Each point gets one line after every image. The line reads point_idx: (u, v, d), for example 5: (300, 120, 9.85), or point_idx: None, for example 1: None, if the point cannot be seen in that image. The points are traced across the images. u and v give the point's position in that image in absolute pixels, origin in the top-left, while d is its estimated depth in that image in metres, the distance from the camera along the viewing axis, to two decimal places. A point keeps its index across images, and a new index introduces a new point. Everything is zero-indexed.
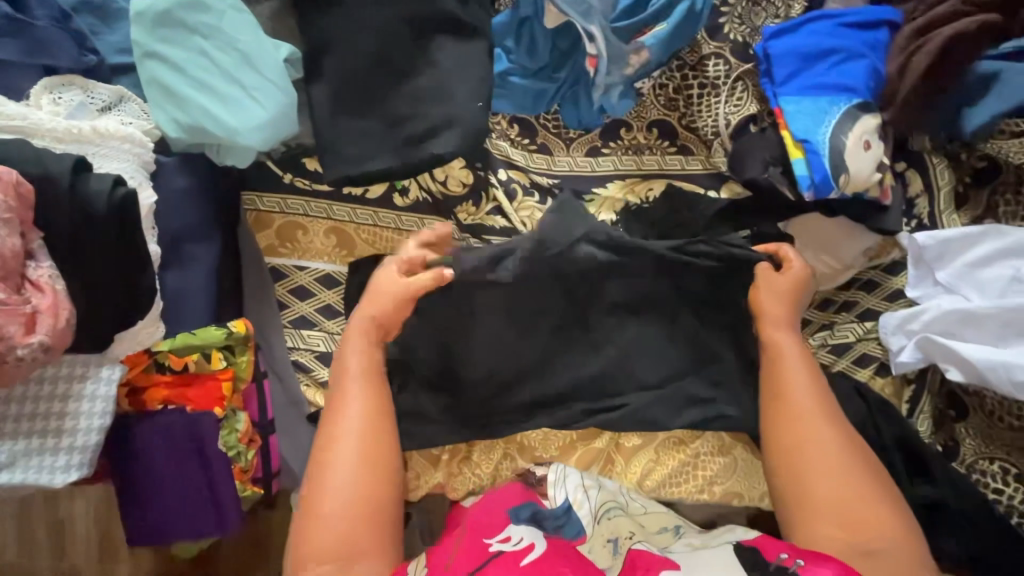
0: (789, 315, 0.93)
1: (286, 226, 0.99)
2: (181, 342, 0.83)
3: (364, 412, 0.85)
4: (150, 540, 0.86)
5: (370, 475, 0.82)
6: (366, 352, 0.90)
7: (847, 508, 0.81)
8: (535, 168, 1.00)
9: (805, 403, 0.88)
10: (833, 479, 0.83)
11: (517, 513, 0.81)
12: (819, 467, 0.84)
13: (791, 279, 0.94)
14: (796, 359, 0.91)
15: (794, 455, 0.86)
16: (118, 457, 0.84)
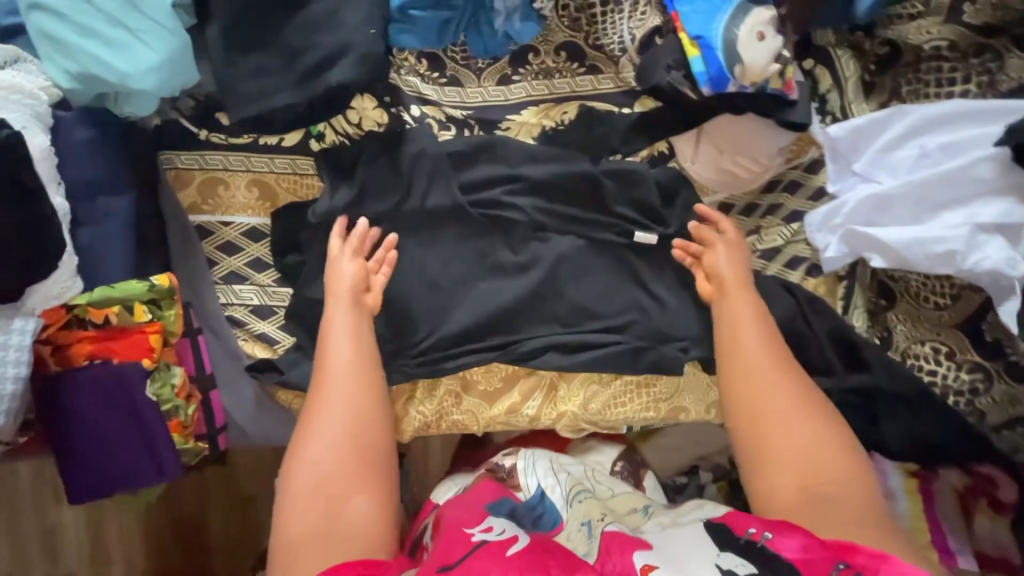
0: (741, 273, 0.96)
1: (206, 182, 1.00)
2: (100, 295, 0.83)
3: (354, 378, 0.89)
4: (90, 493, 0.88)
5: (356, 438, 0.86)
6: (356, 326, 0.93)
7: (805, 453, 0.82)
8: (447, 102, 1.01)
9: (755, 364, 0.89)
10: (784, 425, 0.85)
11: (496, 509, 0.84)
12: (775, 417, 0.85)
13: (734, 251, 0.97)
14: (747, 319, 0.92)
15: (752, 404, 0.87)
16: (48, 414, 0.85)
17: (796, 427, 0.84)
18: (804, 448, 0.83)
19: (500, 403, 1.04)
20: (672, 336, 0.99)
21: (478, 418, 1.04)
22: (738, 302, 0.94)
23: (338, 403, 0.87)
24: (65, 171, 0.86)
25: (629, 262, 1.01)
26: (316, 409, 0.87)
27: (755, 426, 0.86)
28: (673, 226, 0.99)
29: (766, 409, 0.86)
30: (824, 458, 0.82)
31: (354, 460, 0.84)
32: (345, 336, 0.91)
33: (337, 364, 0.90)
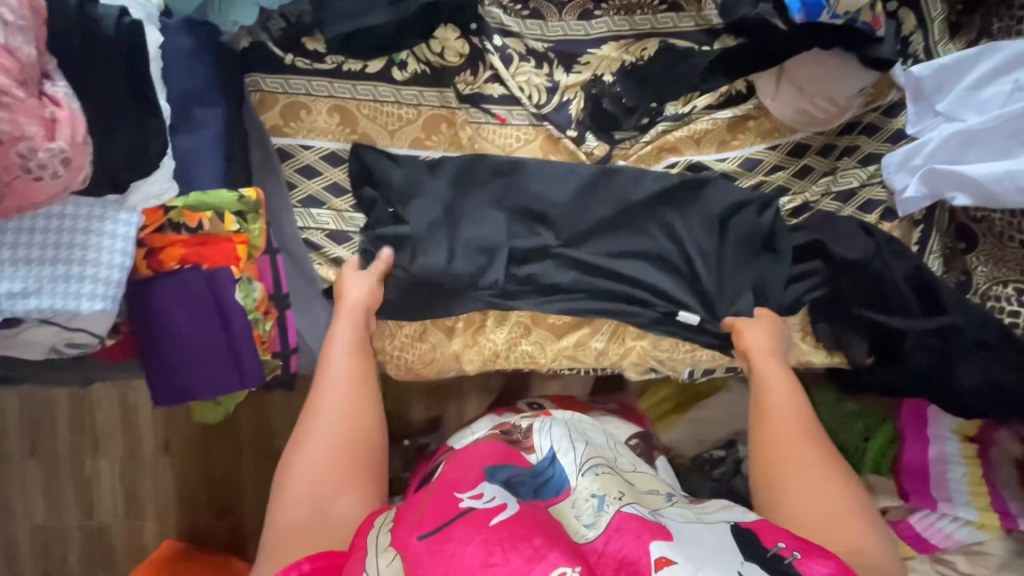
0: (772, 346, 0.95)
1: (290, 106, 1.01)
2: (195, 200, 0.86)
3: (349, 391, 0.90)
4: (172, 400, 0.87)
5: (349, 441, 0.86)
6: (355, 340, 0.95)
7: (826, 508, 0.77)
8: (530, 34, 1.02)
9: (784, 429, 0.86)
10: (816, 478, 0.80)
11: (493, 473, 0.77)
12: (806, 481, 0.80)
13: (767, 327, 0.97)
14: (780, 384, 0.91)
15: (776, 462, 0.83)
16: (136, 317, 0.85)
17: (825, 481, 0.80)
18: (831, 504, 0.77)
19: (569, 336, 1.05)
20: (743, 273, 1.00)
21: (546, 351, 1.05)
22: (762, 363, 0.94)
23: (334, 409, 0.88)
24: (167, 79, 0.89)
25: (706, 199, 1.00)
26: (316, 407, 0.88)
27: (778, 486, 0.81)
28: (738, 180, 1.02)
29: (797, 466, 0.82)
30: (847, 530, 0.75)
31: (348, 462, 0.84)
32: (346, 350, 0.93)
33: (334, 374, 0.91)
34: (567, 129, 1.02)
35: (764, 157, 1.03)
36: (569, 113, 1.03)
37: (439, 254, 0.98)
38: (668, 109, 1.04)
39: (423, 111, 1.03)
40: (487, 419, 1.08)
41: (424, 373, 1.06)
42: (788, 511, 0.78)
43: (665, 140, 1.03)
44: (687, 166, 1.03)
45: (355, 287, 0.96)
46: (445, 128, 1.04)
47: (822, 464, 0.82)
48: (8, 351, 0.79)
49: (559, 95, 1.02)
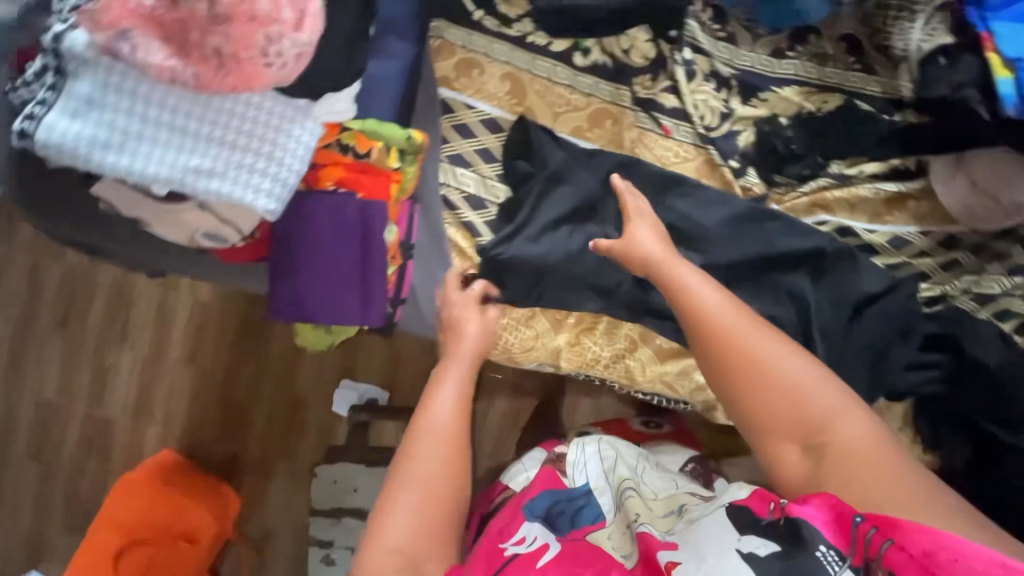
0: (671, 251, 0.89)
1: (465, 61, 1.00)
2: (370, 127, 0.84)
3: (447, 448, 0.83)
4: (289, 315, 0.86)
5: (440, 504, 0.78)
6: (461, 391, 0.89)
7: (800, 408, 0.73)
8: (718, 56, 1.01)
9: (716, 333, 0.79)
10: (785, 382, 0.74)
11: (531, 510, 0.80)
12: (762, 380, 0.75)
13: (656, 232, 0.91)
14: (700, 288, 0.84)
15: (738, 372, 0.76)
16: (282, 225, 0.84)
17: (800, 384, 0.74)
18: (815, 404, 0.72)
19: (672, 362, 1.04)
20: (857, 355, 0.98)
21: (644, 372, 1.04)
22: (663, 266, 0.87)
23: (429, 464, 0.81)
24: None
25: (850, 264, 0.99)
26: (410, 456, 0.82)
27: (742, 394, 0.75)
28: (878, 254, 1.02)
29: (765, 370, 0.75)
30: (825, 416, 0.71)
31: (437, 528, 0.77)
32: (450, 400, 0.88)
33: (435, 426, 0.84)
34: (730, 159, 1.01)
35: (913, 240, 1.01)
36: (736, 143, 1.01)
37: (558, 250, 0.96)
38: (833, 167, 1.02)
39: (592, 103, 1.02)
40: (534, 453, 0.98)
41: (514, 360, 1.05)
42: (751, 420, 0.75)
43: (822, 196, 1.01)
44: (837, 228, 1.01)
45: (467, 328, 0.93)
46: (609, 124, 1.02)
47: (795, 363, 0.75)
48: (153, 223, 0.77)
49: (730, 124, 1.01)
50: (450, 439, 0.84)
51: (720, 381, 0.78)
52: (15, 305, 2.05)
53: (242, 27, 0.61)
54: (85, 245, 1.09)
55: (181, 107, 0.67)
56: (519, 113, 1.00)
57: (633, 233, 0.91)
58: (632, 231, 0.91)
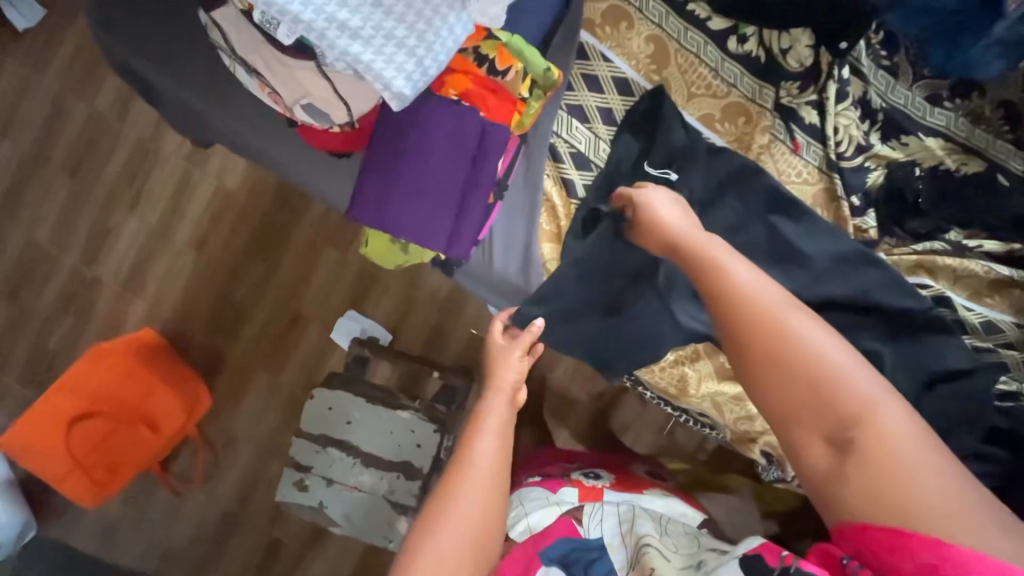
0: (687, 216, 0.81)
1: (616, 10, 0.93)
2: (517, 44, 0.76)
3: (484, 503, 0.75)
4: (370, 221, 0.78)
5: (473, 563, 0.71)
6: (499, 435, 0.81)
7: (835, 397, 0.64)
8: (874, 85, 0.95)
9: (736, 303, 0.71)
10: (817, 366, 0.66)
11: (550, 549, 0.79)
12: (803, 372, 0.66)
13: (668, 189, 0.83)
14: (729, 257, 0.75)
15: (767, 351, 0.68)
16: (397, 123, 0.76)
17: (842, 373, 0.64)
18: (851, 395, 0.63)
19: (730, 385, 0.98)
20: None
21: (698, 386, 0.99)
22: (673, 224, 0.80)
23: (465, 509, 0.74)
24: None
25: (933, 335, 0.95)
26: (444, 508, 0.74)
27: (778, 395, 0.67)
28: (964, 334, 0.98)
29: (805, 356, 0.66)
30: (852, 399, 0.63)
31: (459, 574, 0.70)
32: (486, 453, 0.79)
33: (477, 462, 0.77)
34: (853, 194, 0.95)
35: (1007, 329, 0.97)
36: (864, 180, 0.95)
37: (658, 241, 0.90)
38: (951, 234, 0.97)
39: (732, 93, 0.94)
40: (538, 496, 0.97)
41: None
42: (775, 413, 0.67)
43: (932, 259, 0.96)
44: (936, 295, 0.97)
45: (507, 365, 0.87)
46: (742, 121, 0.95)
47: (830, 343, 0.67)
48: (265, 76, 0.68)
49: (863, 158, 0.95)
50: (490, 479, 0.77)
51: (752, 370, 0.69)
52: (30, 134, 1.91)
53: None
54: (145, 81, 0.98)
55: None
56: (653, 79, 0.92)
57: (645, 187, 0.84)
58: (655, 191, 0.83)
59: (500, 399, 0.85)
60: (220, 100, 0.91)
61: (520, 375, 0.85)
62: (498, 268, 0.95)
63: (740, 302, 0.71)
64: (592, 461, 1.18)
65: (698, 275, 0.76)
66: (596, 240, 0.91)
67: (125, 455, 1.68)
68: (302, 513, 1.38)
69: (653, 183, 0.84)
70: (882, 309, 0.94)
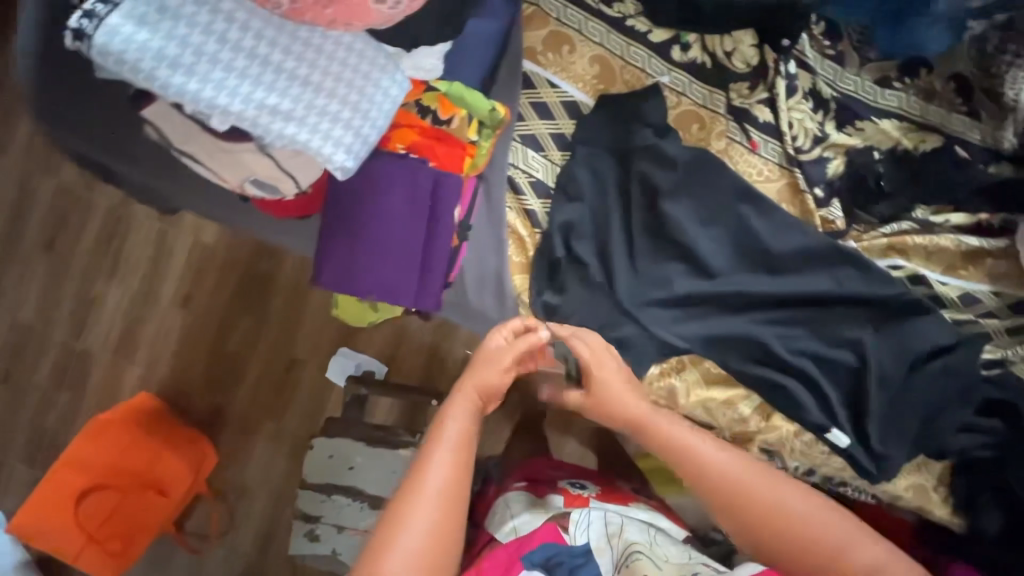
0: (631, 398, 0.86)
1: (556, 35, 0.92)
2: (456, 90, 0.75)
3: (443, 510, 0.77)
4: (336, 286, 0.78)
5: (429, 568, 0.73)
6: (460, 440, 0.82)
7: (814, 546, 0.77)
8: (822, 75, 0.95)
9: (707, 473, 0.82)
10: (797, 527, 0.78)
11: (533, 556, 0.87)
12: (765, 510, 0.80)
13: (596, 351, 0.88)
14: (684, 431, 0.85)
15: (745, 501, 0.80)
16: (346, 184, 0.75)
17: (796, 516, 0.79)
18: (793, 505, 0.80)
19: (718, 389, 0.98)
20: (908, 412, 0.95)
21: (688, 395, 0.98)
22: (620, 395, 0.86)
23: (421, 521, 0.75)
24: None
25: (912, 315, 0.96)
26: (403, 514, 0.76)
27: (754, 526, 0.79)
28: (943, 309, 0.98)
29: (783, 523, 0.79)
30: (804, 518, 0.79)
31: None
32: (445, 459, 0.80)
33: (435, 473, 0.78)
34: (815, 186, 0.95)
35: (983, 298, 0.98)
36: (824, 171, 0.95)
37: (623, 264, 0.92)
38: (918, 212, 0.97)
39: (683, 101, 0.94)
40: (524, 503, 1.00)
41: (528, 376, 1.04)
42: (760, 551, 0.79)
43: (902, 240, 0.96)
44: (910, 275, 0.97)
45: (490, 365, 0.86)
46: (696, 128, 0.95)
47: (800, 505, 0.80)
48: (206, 163, 0.68)
49: (821, 149, 0.95)
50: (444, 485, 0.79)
51: (729, 507, 0.81)
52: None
53: None
54: (91, 164, 0.96)
55: (268, 34, 0.58)
56: (602, 98, 0.92)
57: (601, 371, 0.87)
58: (595, 372, 0.86)
59: (468, 401, 0.86)
60: (169, 175, 0.89)
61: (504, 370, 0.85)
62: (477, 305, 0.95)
63: (706, 476, 0.82)
64: (579, 471, 1.21)
65: (670, 462, 0.84)
66: (569, 267, 0.92)
67: (138, 522, 1.59)
68: (314, 560, 1.39)
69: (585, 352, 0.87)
70: (855, 297, 0.94)
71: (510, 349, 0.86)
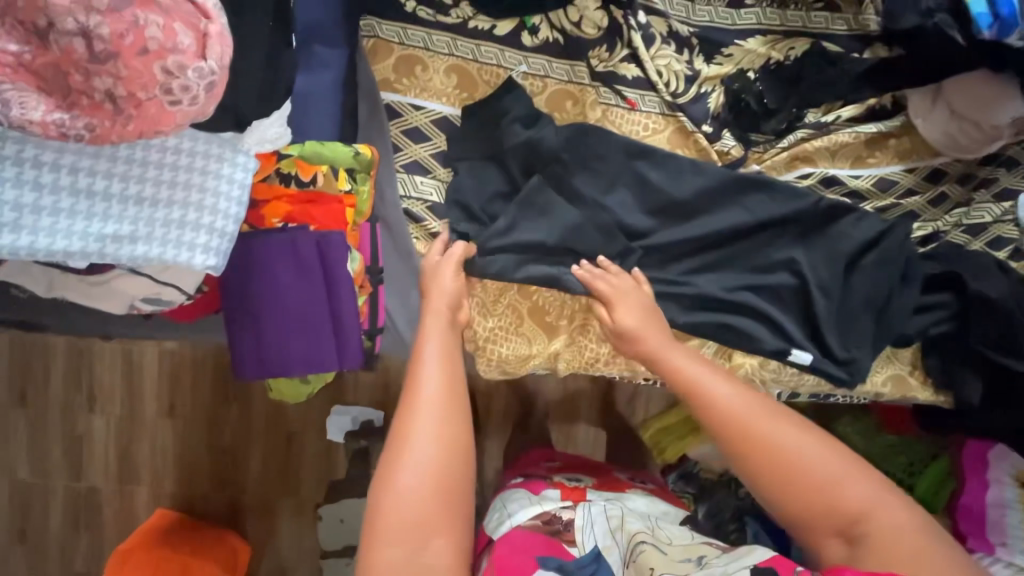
0: (666, 341, 0.86)
1: (404, 59, 0.91)
2: (310, 150, 0.75)
3: (442, 423, 0.76)
4: (260, 372, 0.77)
5: (441, 488, 0.72)
6: (445, 359, 0.82)
7: (834, 500, 0.70)
8: (674, 15, 0.94)
9: (742, 428, 0.75)
10: (805, 471, 0.71)
11: (546, 562, 0.83)
12: (801, 483, 0.71)
13: (630, 305, 0.88)
14: (722, 385, 0.79)
15: (770, 462, 0.73)
16: (235, 274, 0.74)
17: (826, 481, 0.71)
18: (843, 497, 0.70)
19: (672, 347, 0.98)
20: (861, 313, 0.95)
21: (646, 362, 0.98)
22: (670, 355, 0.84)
23: (425, 440, 0.74)
24: None
25: (836, 219, 0.95)
26: (403, 436, 0.74)
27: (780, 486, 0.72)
28: (865, 203, 0.98)
29: (795, 479, 0.72)
30: (842, 502, 0.70)
31: (431, 505, 0.70)
32: (436, 370, 0.80)
33: (425, 396, 0.77)
34: (702, 124, 0.94)
35: (899, 179, 0.97)
36: (706, 107, 0.95)
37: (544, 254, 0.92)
38: (808, 116, 0.96)
39: (550, 83, 0.94)
40: (522, 497, 1.02)
41: (484, 367, 0.96)
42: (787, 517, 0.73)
43: (802, 149, 0.95)
44: (822, 179, 0.97)
45: (444, 283, 0.87)
46: (570, 104, 0.95)
47: (810, 451, 0.73)
48: (84, 301, 0.68)
49: (697, 87, 0.94)
50: (440, 393, 0.78)
51: (759, 475, 0.73)
52: None
53: (134, 63, 0.50)
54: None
55: (86, 166, 0.58)
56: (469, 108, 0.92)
57: (618, 315, 0.88)
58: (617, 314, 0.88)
59: (442, 317, 0.85)
60: (61, 316, 0.86)
61: (457, 286, 0.86)
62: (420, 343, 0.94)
63: (745, 426, 0.75)
64: (573, 462, 1.26)
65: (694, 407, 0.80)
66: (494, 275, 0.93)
67: None
68: None
69: (627, 277, 0.91)
70: (774, 221, 0.94)
71: (446, 260, 0.88)
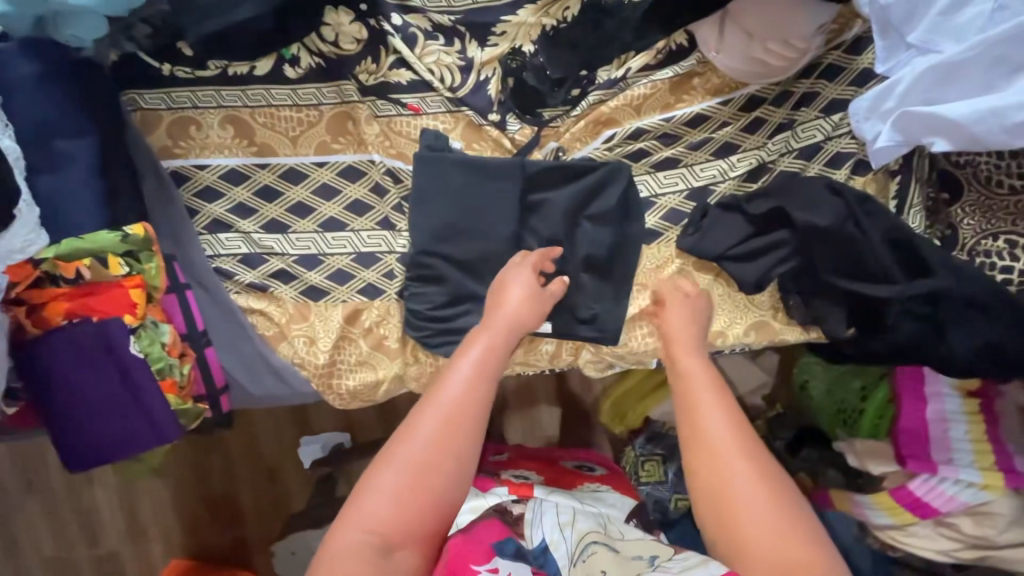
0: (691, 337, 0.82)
1: (176, 122, 0.90)
2: (67, 248, 0.76)
3: (445, 433, 0.69)
4: (86, 461, 0.83)
5: (424, 498, 0.66)
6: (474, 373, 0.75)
7: (769, 540, 0.62)
8: (433, 7, 0.90)
9: (703, 433, 0.70)
10: (748, 501, 0.64)
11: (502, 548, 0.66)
12: (744, 504, 0.64)
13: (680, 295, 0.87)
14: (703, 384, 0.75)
15: (716, 479, 0.67)
16: (33, 378, 0.79)
17: (769, 509, 0.64)
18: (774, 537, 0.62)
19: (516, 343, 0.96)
20: None
21: None
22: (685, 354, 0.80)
23: (423, 443, 0.69)
24: (14, 113, 0.79)
25: None
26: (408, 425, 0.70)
27: (717, 500, 0.66)
28: (685, 154, 0.92)
29: (729, 495, 0.65)
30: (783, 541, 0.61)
31: (414, 505, 0.66)
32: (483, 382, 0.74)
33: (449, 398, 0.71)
34: (488, 114, 0.91)
35: (713, 113, 0.91)
36: (488, 94, 0.91)
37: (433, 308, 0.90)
38: (601, 75, 0.91)
39: (326, 110, 0.91)
40: None
41: (341, 400, 0.96)
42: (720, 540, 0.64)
43: (599, 112, 0.90)
44: (626, 136, 0.91)
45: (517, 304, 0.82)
46: (351, 126, 0.92)
47: (764, 496, 0.65)
48: None
49: (474, 75, 0.91)
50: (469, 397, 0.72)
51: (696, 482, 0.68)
52: None
53: None
54: None
55: None
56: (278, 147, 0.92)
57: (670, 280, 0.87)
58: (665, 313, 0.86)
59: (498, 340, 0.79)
60: None
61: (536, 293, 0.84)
62: (273, 392, 0.95)
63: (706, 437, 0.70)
64: (523, 455, 1.15)
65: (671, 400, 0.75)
66: (321, 312, 0.94)
67: None
68: None
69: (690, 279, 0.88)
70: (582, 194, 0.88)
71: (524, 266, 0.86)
